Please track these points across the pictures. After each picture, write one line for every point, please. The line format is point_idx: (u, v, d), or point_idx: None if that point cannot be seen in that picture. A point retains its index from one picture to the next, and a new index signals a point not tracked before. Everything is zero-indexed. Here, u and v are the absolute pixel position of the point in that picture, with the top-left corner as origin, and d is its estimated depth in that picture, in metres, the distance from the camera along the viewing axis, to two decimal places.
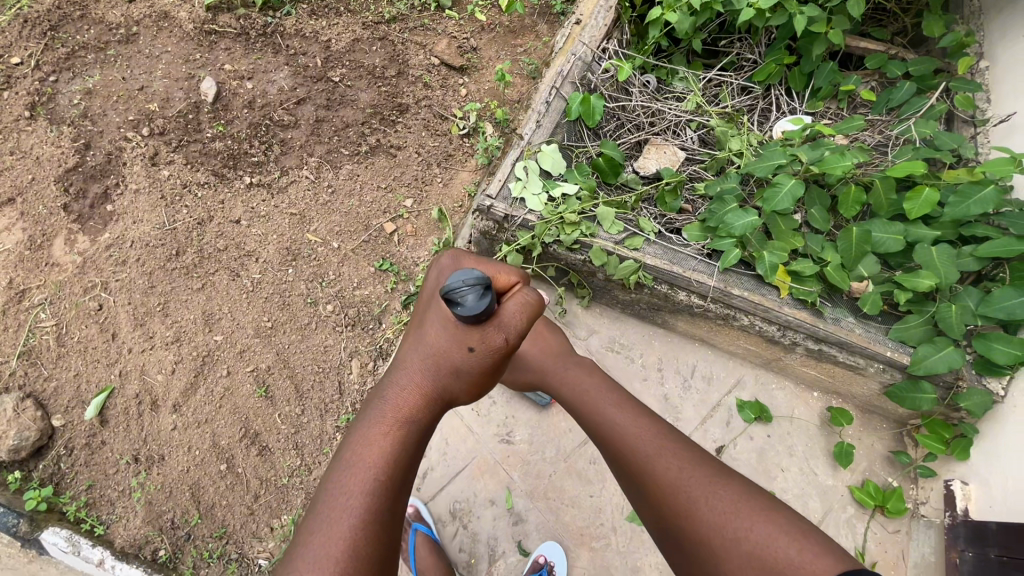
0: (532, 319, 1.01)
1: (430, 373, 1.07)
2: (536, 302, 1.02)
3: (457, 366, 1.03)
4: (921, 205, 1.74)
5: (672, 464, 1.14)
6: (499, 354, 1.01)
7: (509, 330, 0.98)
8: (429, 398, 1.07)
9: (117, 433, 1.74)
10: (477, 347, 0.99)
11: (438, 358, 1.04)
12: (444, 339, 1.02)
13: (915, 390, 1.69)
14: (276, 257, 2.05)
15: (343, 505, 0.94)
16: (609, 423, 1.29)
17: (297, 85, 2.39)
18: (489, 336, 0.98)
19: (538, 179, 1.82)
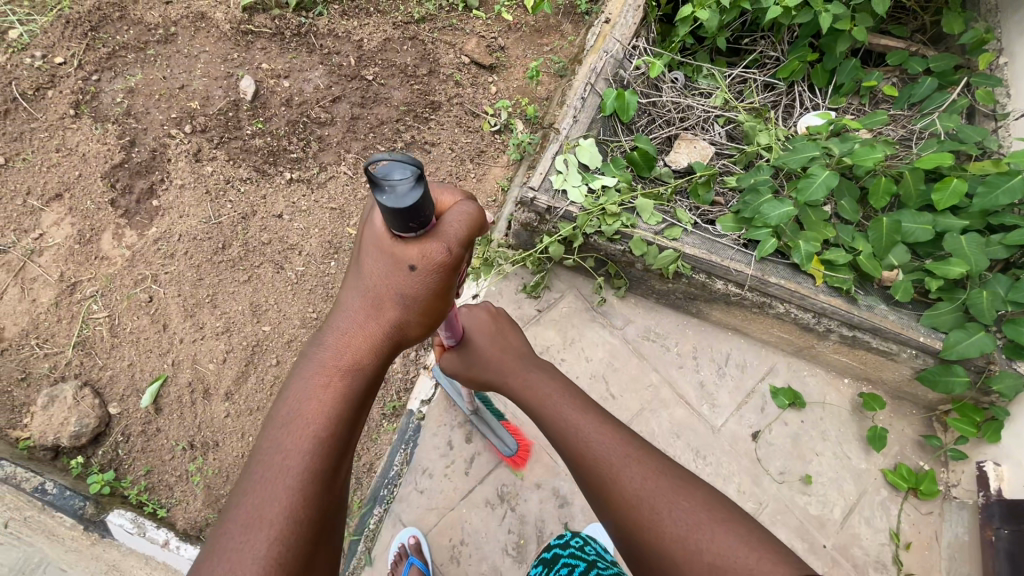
0: (473, 230, 0.85)
1: (370, 313, 0.92)
2: (479, 214, 0.87)
3: (400, 292, 0.88)
4: (951, 195, 1.80)
5: (639, 479, 1.00)
6: (444, 273, 0.85)
7: (449, 241, 0.82)
8: (376, 342, 0.92)
9: (172, 420, 1.79)
10: (419, 264, 0.85)
11: (380, 287, 0.90)
12: (381, 263, 0.88)
13: (948, 374, 1.75)
14: (319, 250, 2.11)
15: (277, 478, 0.84)
16: (568, 427, 1.12)
17: (332, 84, 2.44)
18: (428, 249, 0.83)
19: (578, 172, 1.88)
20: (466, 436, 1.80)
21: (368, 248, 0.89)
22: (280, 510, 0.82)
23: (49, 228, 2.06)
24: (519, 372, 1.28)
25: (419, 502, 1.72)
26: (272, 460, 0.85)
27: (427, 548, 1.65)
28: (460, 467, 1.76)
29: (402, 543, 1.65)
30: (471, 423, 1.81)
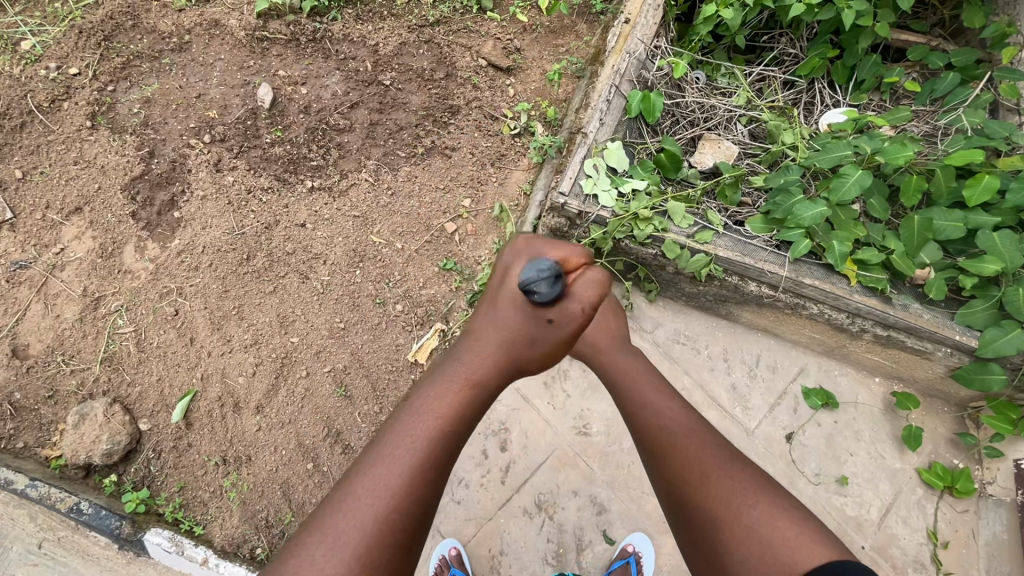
0: (596, 299, 1.29)
1: (507, 347, 1.27)
2: (600, 284, 1.29)
3: (536, 335, 1.27)
4: (984, 192, 1.78)
5: (723, 480, 1.06)
6: (574, 329, 1.28)
7: (584, 302, 1.26)
8: (503, 364, 1.26)
9: (203, 435, 1.77)
10: (556, 319, 1.25)
11: (517, 330, 1.26)
12: (519, 316, 1.26)
13: (984, 372, 1.75)
14: (343, 259, 2.09)
15: (399, 457, 1.03)
16: (659, 416, 1.21)
17: (349, 89, 2.42)
18: (567, 311, 1.25)
19: (607, 176, 1.86)
20: (500, 444, 1.79)
21: (508, 300, 1.28)
22: (400, 482, 1.00)
23: (71, 242, 2.04)
24: (614, 354, 1.36)
25: (457, 513, 1.71)
26: (397, 446, 1.05)
27: (467, 559, 1.64)
28: (496, 476, 1.75)
29: (443, 554, 1.63)
30: (505, 431, 1.80)
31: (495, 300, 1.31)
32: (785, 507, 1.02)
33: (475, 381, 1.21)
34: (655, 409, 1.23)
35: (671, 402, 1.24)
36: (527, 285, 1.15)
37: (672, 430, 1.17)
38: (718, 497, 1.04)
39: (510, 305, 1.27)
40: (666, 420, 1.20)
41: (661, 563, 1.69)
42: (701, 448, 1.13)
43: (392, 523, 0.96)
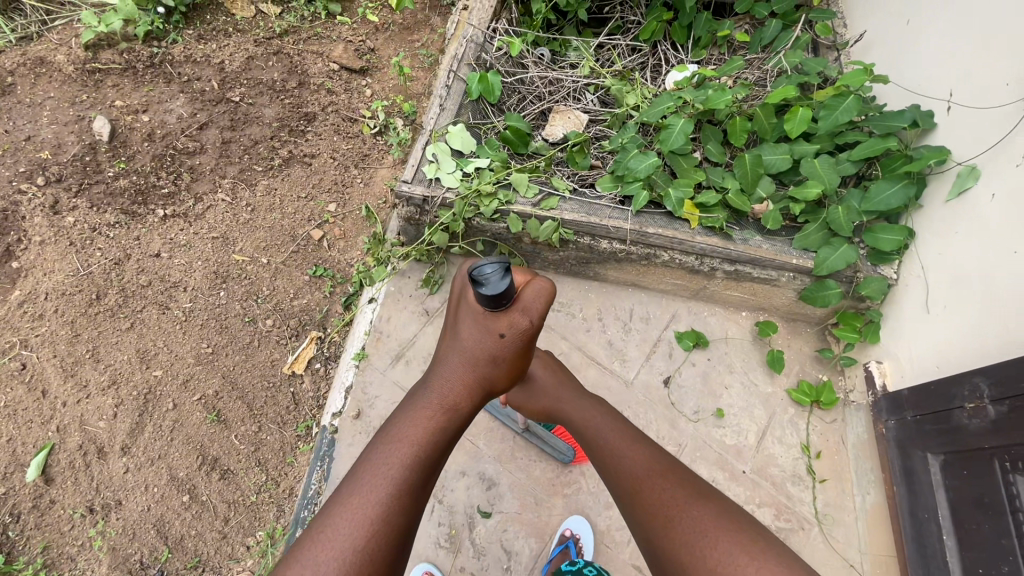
0: (547, 302, 1.13)
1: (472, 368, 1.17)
2: (550, 288, 1.13)
3: (493, 354, 1.16)
4: (800, 123, 1.91)
5: (688, 513, 1.09)
6: (524, 338, 1.14)
7: (534, 314, 1.12)
8: (470, 385, 1.18)
9: (65, 489, 1.68)
10: (506, 332, 1.13)
11: (475, 350, 1.17)
12: (476, 331, 1.16)
13: (823, 289, 1.86)
14: (204, 282, 2.02)
15: (378, 476, 1.03)
16: (626, 463, 1.24)
17: (196, 111, 2.35)
18: (517, 320, 1.12)
19: (450, 159, 1.88)
20: None
21: (466, 322, 1.18)
22: (382, 503, 1.00)
23: None
24: (575, 405, 1.46)
25: None
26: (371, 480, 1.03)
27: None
28: None
29: None
30: None
31: (456, 325, 1.22)
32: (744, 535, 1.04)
33: (445, 403, 1.15)
34: (623, 457, 1.25)
35: (639, 447, 1.27)
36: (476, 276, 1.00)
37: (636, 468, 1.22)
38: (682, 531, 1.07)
39: (470, 323, 1.17)
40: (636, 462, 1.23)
41: (554, 524, 1.71)
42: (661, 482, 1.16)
43: (373, 549, 0.96)
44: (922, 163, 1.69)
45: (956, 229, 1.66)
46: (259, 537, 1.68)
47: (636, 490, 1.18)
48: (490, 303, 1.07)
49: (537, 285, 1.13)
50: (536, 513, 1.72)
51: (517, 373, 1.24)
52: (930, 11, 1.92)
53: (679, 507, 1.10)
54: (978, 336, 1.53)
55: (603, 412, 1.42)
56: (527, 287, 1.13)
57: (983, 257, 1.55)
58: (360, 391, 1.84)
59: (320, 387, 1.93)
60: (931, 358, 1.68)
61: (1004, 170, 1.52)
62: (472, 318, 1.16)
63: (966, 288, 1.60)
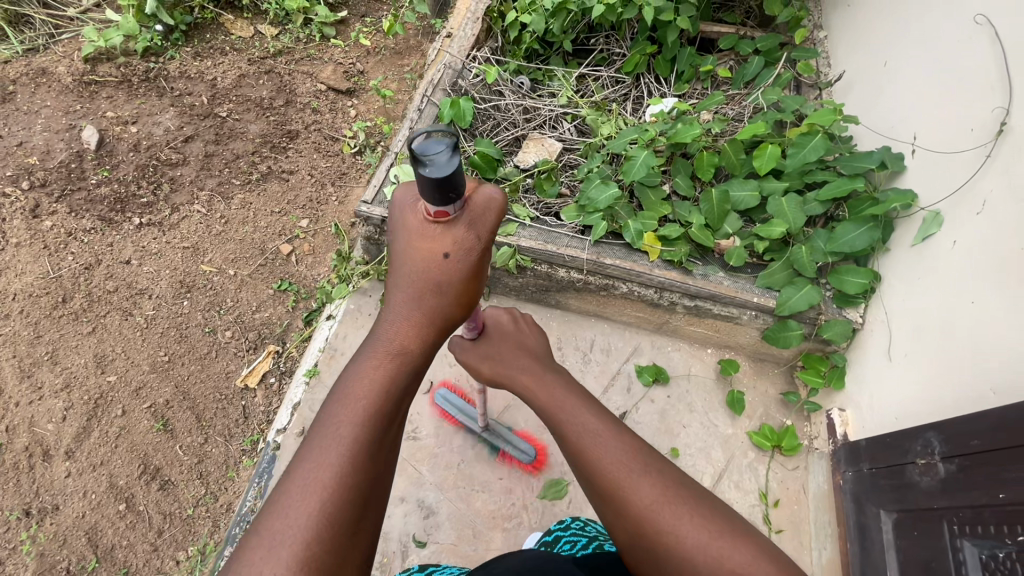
0: (499, 215, 0.94)
1: (422, 297, 0.94)
2: (501, 200, 0.94)
3: (438, 282, 0.92)
4: (768, 160, 1.89)
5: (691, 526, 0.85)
6: (476, 257, 0.92)
7: (479, 227, 0.91)
8: (420, 326, 0.94)
9: (6, 489, 1.69)
10: (453, 251, 0.91)
11: (420, 276, 0.94)
12: (418, 252, 0.93)
13: (784, 329, 1.81)
14: (169, 291, 2.05)
15: (324, 464, 0.80)
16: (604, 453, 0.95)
17: (184, 124, 2.42)
18: (461, 236, 0.91)
19: (413, 181, 1.89)
20: None
21: (406, 242, 0.94)
22: (336, 471, 0.80)
23: None
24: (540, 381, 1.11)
25: None
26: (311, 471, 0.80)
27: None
28: None
29: None
30: None
31: (391, 247, 0.98)
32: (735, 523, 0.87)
33: (388, 356, 0.91)
34: (598, 442, 0.96)
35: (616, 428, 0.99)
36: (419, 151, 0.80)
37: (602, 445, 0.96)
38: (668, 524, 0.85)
39: (411, 243, 0.94)
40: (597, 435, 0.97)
41: (489, 559, 1.66)
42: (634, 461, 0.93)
43: (334, 521, 0.77)
44: (886, 206, 1.65)
45: (919, 275, 1.61)
46: (190, 552, 1.66)
47: (608, 476, 0.92)
48: (433, 200, 0.85)
49: (487, 193, 0.93)
50: (472, 546, 1.67)
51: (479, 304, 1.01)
52: (906, 54, 1.88)
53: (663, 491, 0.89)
54: (935, 389, 1.47)
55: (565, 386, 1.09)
56: (476, 192, 0.92)
57: (943, 306, 1.50)
58: (307, 408, 1.83)
59: (271, 402, 1.93)
60: (891, 409, 1.61)
61: (965, 219, 1.48)
62: (414, 238, 0.94)
63: (926, 338, 1.54)
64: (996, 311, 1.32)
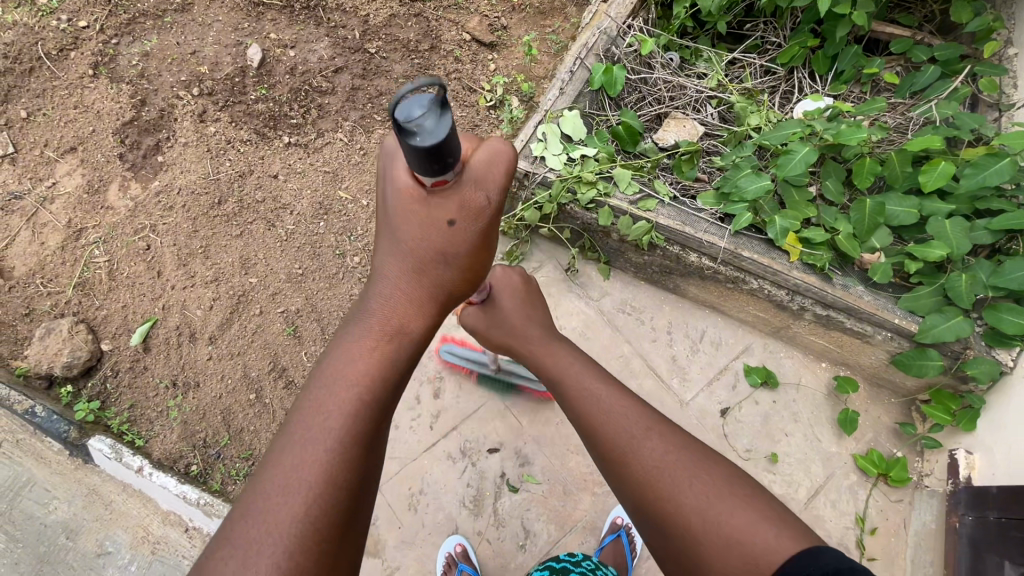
0: (506, 170, 1.01)
1: (416, 270, 1.04)
2: (506, 151, 1.01)
3: (445, 246, 1.00)
4: (937, 177, 1.76)
5: (672, 468, 0.98)
6: (479, 220, 1.01)
7: (484, 185, 0.98)
8: (420, 300, 1.05)
9: (158, 360, 1.90)
10: (458, 218, 1.00)
11: (420, 246, 1.02)
12: (416, 223, 1.01)
13: (922, 357, 1.72)
14: (309, 210, 2.19)
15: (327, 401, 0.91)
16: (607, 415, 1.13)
17: (336, 55, 2.53)
18: (467, 198, 0.98)
19: (558, 141, 1.92)
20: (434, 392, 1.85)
21: (404, 210, 1.01)
22: (350, 402, 0.92)
23: (62, 178, 2.19)
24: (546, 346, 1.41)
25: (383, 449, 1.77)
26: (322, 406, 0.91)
27: (473, 555, 1.65)
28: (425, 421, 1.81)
29: None
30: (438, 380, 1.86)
31: (385, 222, 1.06)
32: (755, 498, 0.93)
33: (393, 325, 1.02)
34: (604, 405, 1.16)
35: (619, 396, 1.18)
36: (405, 122, 0.80)
37: (615, 415, 1.12)
38: (695, 504, 0.93)
39: (410, 221, 1.01)
40: (612, 407, 1.15)
41: (576, 518, 1.71)
42: (642, 425, 1.08)
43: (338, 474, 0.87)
44: None
45: None
46: None
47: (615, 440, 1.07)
48: (427, 169, 0.88)
49: (494, 146, 1.01)
50: (562, 502, 1.73)
51: (477, 280, 1.09)
52: None
53: (673, 454, 1.01)
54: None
55: (576, 360, 1.34)
56: (476, 152, 0.99)
57: None
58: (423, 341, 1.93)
59: None
60: None
61: None
62: (404, 204, 1.02)
63: None
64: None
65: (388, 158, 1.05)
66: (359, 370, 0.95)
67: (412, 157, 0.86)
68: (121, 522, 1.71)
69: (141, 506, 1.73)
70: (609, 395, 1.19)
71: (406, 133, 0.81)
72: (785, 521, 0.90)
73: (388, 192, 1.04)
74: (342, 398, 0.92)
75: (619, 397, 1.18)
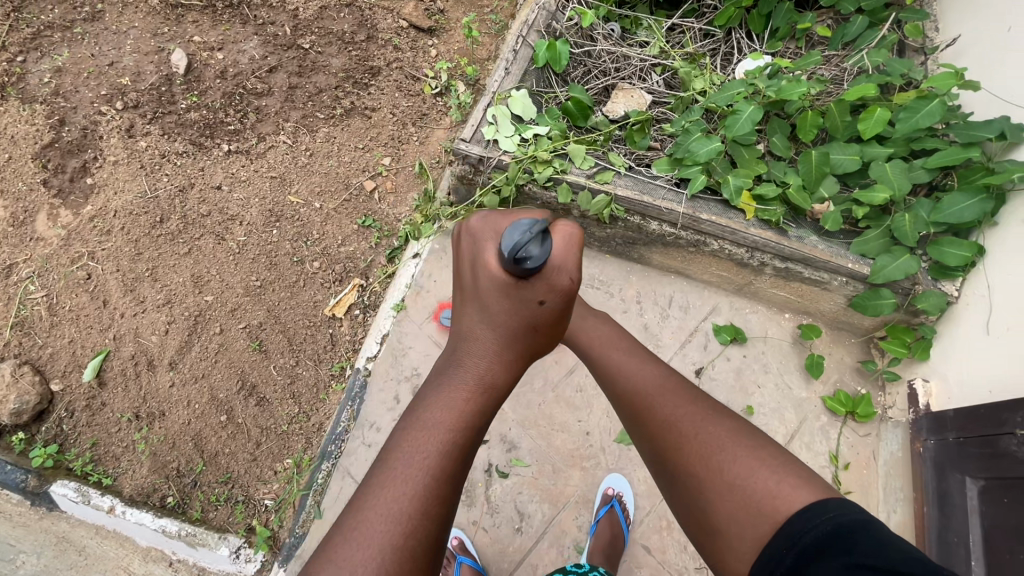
0: (579, 247, 1.04)
1: (505, 335, 1.11)
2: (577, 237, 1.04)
3: (530, 321, 1.10)
4: (876, 124, 1.83)
5: (702, 437, 1.04)
6: (560, 301, 1.08)
7: (569, 271, 1.03)
8: (507, 361, 1.14)
9: (116, 393, 1.80)
10: (546, 299, 1.06)
11: (508, 320, 1.10)
12: (506, 303, 1.08)
13: (876, 297, 1.79)
14: (259, 219, 2.10)
15: (419, 461, 0.99)
16: (639, 393, 1.19)
17: (268, 54, 2.41)
18: (551, 284, 1.03)
19: (509, 122, 1.89)
20: (413, 390, 1.82)
21: (492, 291, 1.08)
22: (430, 467, 0.98)
23: None
24: (581, 323, 1.40)
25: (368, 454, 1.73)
26: (412, 455, 0.99)
27: (471, 545, 1.65)
28: None
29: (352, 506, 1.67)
30: (416, 377, 1.84)
31: (477, 293, 1.12)
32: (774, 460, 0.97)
33: (481, 380, 1.12)
34: (635, 381, 1.21)
35: (653, 373, 1.22)
36: (515, 253, 0.94)
37: (643, 386, 1.19)
38: (722, 471, 0.99)
39: (497, 293, 1.08)
40: (641, 382, 1.21)
41: (569, 493, 1.74)
42: (671, 397, 1.14)
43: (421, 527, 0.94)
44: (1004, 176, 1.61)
45: None
46: (287, 464, 1.76)
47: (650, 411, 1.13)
48: (517, 271, 1.00)
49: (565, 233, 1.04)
50: (552, 480, 1.75)
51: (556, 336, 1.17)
52: None
53: (695, 420, 1.08)
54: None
55: (609, 335, 1.36)
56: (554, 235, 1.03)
57: None
58: (395, 340, 1.89)
59: (357, 332, 2.00)
60: (986, 381, 1.61)
61: None
62: (496, 284, 1.07)
63: None
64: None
65: (477, 237, 1.11)
66: (452, 419, 1.05)
67: (509, 264, 0.99)
68: (99, 565, 1.63)
69: (119, 547, 1.65)
70: (640, 372, 1.23)
71: (519, 260, 0.96)
72: (802, 477, 0.94)
73: (479, 269, 1.10)
74: (433, 447, 1.00)
75: (657, 378, 1.20)
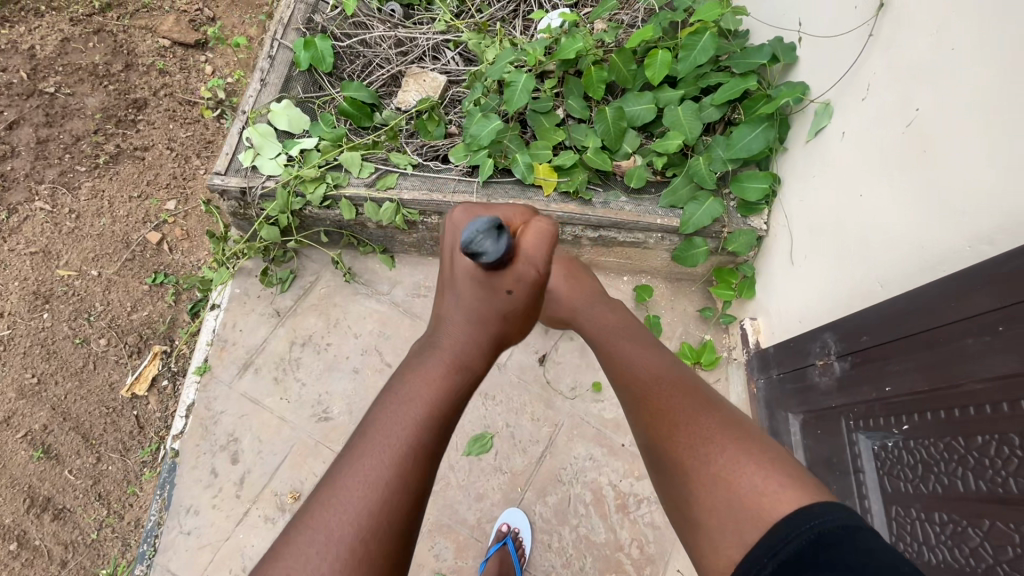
0: (555, 243, 0.79)
1: (478, 329, 0.82)
2: (553, 230, 0.79)
3: (499, 317, 0.80)
4: (661, 67, 1.73)
5: (705, 429, 0.78)
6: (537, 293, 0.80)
7: (539, 262, 0.76)
8: (483, 351, 0.83)
9: None
10: (515, 290, 0.77)
11: (474, 310, 0.81)
12: (474, 290, 0.80)
13: (691, 248, 1.73)
14: (25, 305, 1.83)
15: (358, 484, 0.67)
16: (635, 369, 0.91)
17: (3, 108, 2.06)
18: (522, 274, 0.76)
19: (275, 142, 1.69)
20: (231, 457, 1.65)
21: (462, 279, 0.81)
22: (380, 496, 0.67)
23: None
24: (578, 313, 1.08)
25: (187, 544, 1.56)
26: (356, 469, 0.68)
27: None
28: (229, 493, 1.61)
29: None
30: (233, 443, 1.67)
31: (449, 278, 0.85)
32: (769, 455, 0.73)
33: (452, 369, 0.80)
34: (633, 360, 0.93)
35: (647, 350, 0.96)
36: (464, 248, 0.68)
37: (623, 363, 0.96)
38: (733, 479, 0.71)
39: (466, 281, 0.81)
40: (643, 370, 0.89)
41: (420, 524, 1.66)
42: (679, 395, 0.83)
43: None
44: (778, 102, 1.56)
45: (814, 173, 1.55)
46: None
47: (646, 398, 0.85)
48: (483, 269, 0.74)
49: (538, 225, 0.78)
50: None
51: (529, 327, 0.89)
52: None
53: (700, 414, 0.80)
54: (847, 276, 1.39)
55: (598, 306, 1.10)
56: (526, 230, 0.77)
57: (835, 205, 1.45)
58: (203, 408, 1.71)
59: (168, 405, 1.77)
60: (796, 312, 1.60)
61: (852, 106, 1.40)
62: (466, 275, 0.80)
63: (823, 238, 1.49)
64: (901, 180, 1.22)
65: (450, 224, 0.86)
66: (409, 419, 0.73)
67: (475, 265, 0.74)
68: None
69: None
70: (621, 345, 0.97)
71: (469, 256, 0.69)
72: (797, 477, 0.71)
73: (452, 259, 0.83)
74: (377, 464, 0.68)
75: (649, 356, 0.93)
